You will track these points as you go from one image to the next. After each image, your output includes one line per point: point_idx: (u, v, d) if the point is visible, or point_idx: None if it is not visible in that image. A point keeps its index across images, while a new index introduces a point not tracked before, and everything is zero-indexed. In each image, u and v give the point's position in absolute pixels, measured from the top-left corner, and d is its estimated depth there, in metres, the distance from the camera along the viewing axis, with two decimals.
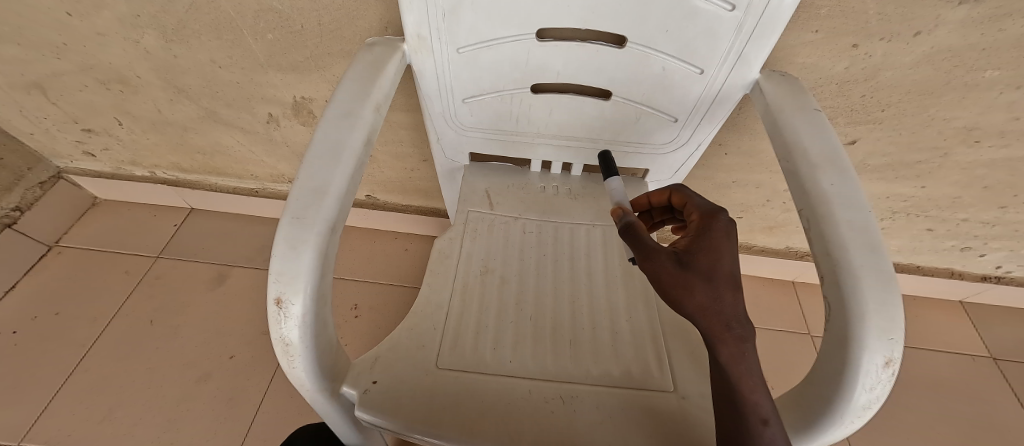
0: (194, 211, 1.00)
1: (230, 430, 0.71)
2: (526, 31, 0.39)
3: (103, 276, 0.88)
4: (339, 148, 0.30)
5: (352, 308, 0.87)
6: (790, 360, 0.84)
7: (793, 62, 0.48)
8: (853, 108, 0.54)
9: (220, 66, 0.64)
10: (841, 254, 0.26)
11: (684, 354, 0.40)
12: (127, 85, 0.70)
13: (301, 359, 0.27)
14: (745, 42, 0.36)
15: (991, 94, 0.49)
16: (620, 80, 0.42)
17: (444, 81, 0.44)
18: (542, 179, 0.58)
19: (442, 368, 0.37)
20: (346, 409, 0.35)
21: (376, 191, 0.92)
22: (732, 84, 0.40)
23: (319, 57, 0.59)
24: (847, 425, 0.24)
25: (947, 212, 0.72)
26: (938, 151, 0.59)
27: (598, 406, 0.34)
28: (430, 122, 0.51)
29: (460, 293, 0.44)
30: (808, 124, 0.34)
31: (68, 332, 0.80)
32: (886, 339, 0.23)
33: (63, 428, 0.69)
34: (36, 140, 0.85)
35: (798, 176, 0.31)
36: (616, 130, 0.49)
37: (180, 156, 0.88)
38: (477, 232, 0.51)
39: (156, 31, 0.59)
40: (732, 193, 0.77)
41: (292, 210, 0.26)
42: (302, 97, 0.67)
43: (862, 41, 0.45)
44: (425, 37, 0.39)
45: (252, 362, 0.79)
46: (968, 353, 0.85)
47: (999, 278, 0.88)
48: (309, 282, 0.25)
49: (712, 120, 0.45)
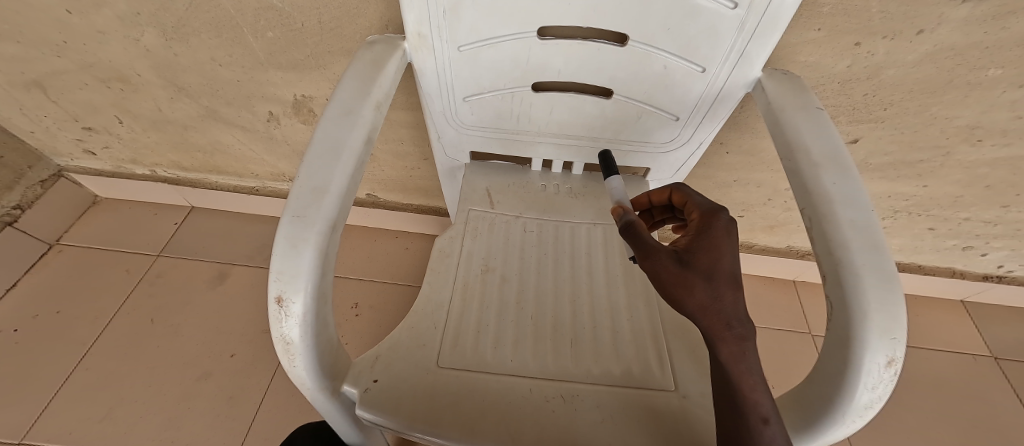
0: (194, 210, 1.00)
1: (231, 429, 0.71)
2: (527, 29, 0.38)
3: (103, 275, 0.88)
4: (339, 146, 0.29)
5: (353, 307, 0.87)
6: (790, 360, 0.84)
7: (795, 61, 0.48)
8: (855, 107, 0.54)
9: (220, 65, 0.64)
10: (842, 253, 0.26)
11: (685, 353, 0.40)
12: (127, 83, 0.70)
13: (301, 358, 0.27)
14: (747, 40, 0.36)
15: (994, 93, 0.49)
16: (621, 78, 0.42)
17: (444, 79, 0.44)
18: (543, 177, 0.58)
19: (443, 367, 0.37)
20: (346, 408, 0.35)
21: (376, 190, 0.92)
22: (734, 82, 0.40)
23: (319, 55, 0.59)
24: (848, 424, 0.24)
25: (949, 211, 0.72)
26: (940, 150, 0.59)
27: (599, 405, 0.34)
28: (430, 120, 0.51)
29: (461, 291, 0.44)
30: (810, 122, 0.34)
31: (69, 331, 0.80)
32: (888, 339, 0.23)
33: (64, 427, 0.69)
34: (36, 138, 0.85)
35: (800, 174, 0.31)
36: (618, 128, 0.49)
37: (180, 155, 0.88)
38: (478, 231, 0.51)
39: (155, 29, 0.59)
40: (733, 192, 0.77)
41: (292, 209, 0.26)
42: (303, 96, 0.67)
43: (865, 39, 0.45)
44: (425, 35, 0.39)
45: (252, 360, 0.79)
46: (968, 352, 0.85)
47: (1000, 278, 0.88)
48: (310, 281, 0.25)
49: (714, 119, 0.45)
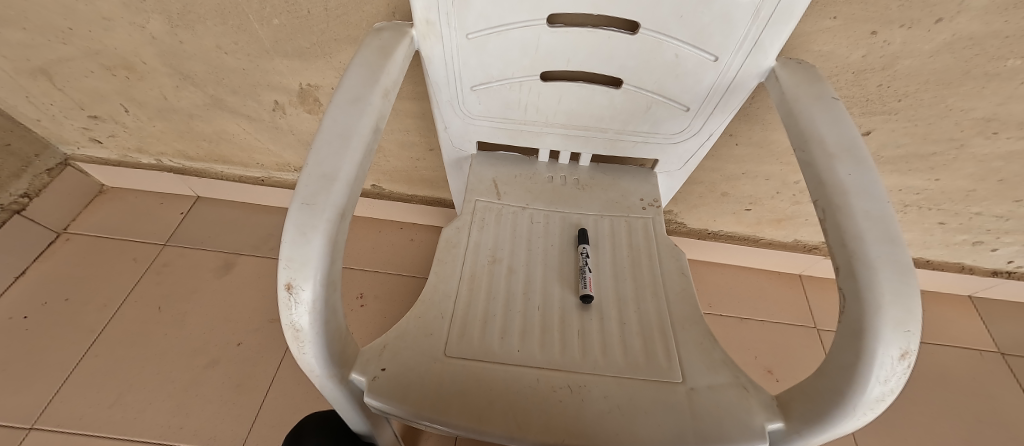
0: (200, 200, 1.00)
1: (239, 416, 0.72)
2: (537, 16, 0.38)
3: (111, 263, 0.89)
4: (348, 134, 0.29)
5: (357, 297, 0.88)
6: (796, 353, 0.84)
7: (810, 50, 0.47)
8: (868, 99, 0.53)
9: (225, 52, 0.63)
10: (856, 245, 0.26)
11: (693, 345, 0.39)
12: (132, 71, 0.70)
13: (311, 346, 0.27)
14: (761, 28, 0.35)
15: (1013, 84, 0.48)
16: (631, 68, 0.42)
17: (452, 67, 0.44)
18: (550, 169, 0.57)
19: (450, 356, 0.37)
20: (355, 396, 0.35)
21: (381, 181, 0.92)
22: (747, 71, 0.39)
23: (325, 44, 0.58)
24: (858, 416, 0.24)
25: (960, 206, 0.71)
26: (954, 143, 0.58)
27: (607, 395, 0.34)
28: (437, 110, 0.50)
29: (468, 281, 0.44)
30: (825, 113, 0.33)
31: (79, 317, 0.81)
32: (902, 332, 0.23)
33: (74, 412, 0.70)
34: (42, 126, 0.85)
35: (815, 166, 0.31)
36: (626, 119, 0.48)
37: (184, 144, 0.87)
38: (485, 222, 0.51)
39: (161, 16, 0.58)
40: (741, 185, 0.76)
41: (302, 196, 0.26)
42: (308, 84, 0.67)
43: (881, 28, 0.44)
44: (433, 22, 0.39)
45: (259, 348, 0.80)
46: (976, 348, 0.85)
47: (1009, 274, 0.87)
48: (319, 269, 0.25)
49: (725, 109, 0.44)
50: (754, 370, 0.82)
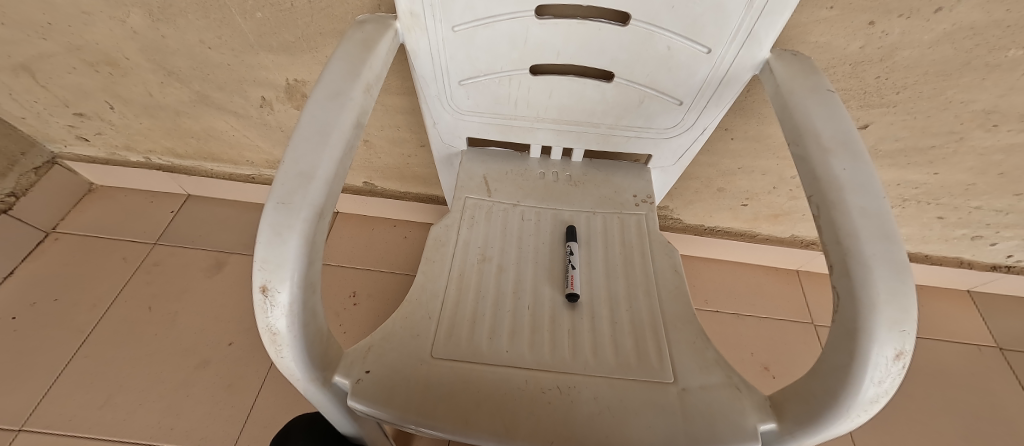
0: (191, 198, 0.99)
1: (231, 416, 0.72)
2: (524, 7, 0.37)
3: (101, 263, 0.88)
4: (326, 130, 0.28)
5: (351, 296, 0.87)
6: (792, 350, 0.84)
7: (806, 41, 0.46)
8: (866, 91, 0.52)
9: (209, 47, 0.62)
10: (852, 242, 0.25)
11: (686, 344, 0.39)
12: (116, 66, 0.68)
13: (289, 349, 0.26)
14: (755, 18, 0.34)
15: (1014, 75, 0.47)
16: (622, 60, 0.41)
17: (439, 61, 0.43)
18: (542, 165, 0.56)
19: (437, 357, 0.36)
20: (339, 399, 0.34)
21: (374, 178, 0.90)
22: (741, 63, 0.38)
23: (310, 38, 0.57)
24: (852, 418, 0.24)
25: (959, 200, 0.70)
26: (954, 136, 0.57)
27: (597, 397, 0.33)
28: (425, 105, 0.49)
29: (456, 281, 0.43)
30: (820, 106, 0.32)
31: (68, 318, 0.80)
32: (898, 332, 0.22)
33: (64, 413, 0.70)
34: (28, 124, 0.84)
35: (809, 161, 0.30)
36: (618, 113, 0.47)
37: (173, 141, 0.86)
38: (475, 219, 0.50)
39: (142, 10, 0.57)
40: (737, 180, 0.75)
41: (277, 195, 0.25)
42: (295, 80, 0.65)
43: (880, 18, 0.43)
44: (417, 14, 0.38)
45: (251, 348, 0.79)
46: (974, 343, 0.84)
47: (1009, 268, 0.86)
48: (295, 271, 0.24)
49: (718, 103, 0.43)
50: (751, 367, 0.81)
